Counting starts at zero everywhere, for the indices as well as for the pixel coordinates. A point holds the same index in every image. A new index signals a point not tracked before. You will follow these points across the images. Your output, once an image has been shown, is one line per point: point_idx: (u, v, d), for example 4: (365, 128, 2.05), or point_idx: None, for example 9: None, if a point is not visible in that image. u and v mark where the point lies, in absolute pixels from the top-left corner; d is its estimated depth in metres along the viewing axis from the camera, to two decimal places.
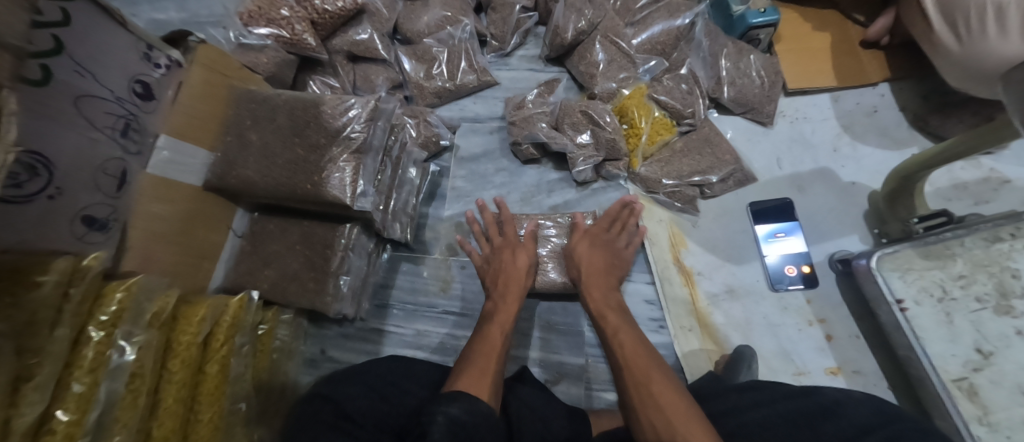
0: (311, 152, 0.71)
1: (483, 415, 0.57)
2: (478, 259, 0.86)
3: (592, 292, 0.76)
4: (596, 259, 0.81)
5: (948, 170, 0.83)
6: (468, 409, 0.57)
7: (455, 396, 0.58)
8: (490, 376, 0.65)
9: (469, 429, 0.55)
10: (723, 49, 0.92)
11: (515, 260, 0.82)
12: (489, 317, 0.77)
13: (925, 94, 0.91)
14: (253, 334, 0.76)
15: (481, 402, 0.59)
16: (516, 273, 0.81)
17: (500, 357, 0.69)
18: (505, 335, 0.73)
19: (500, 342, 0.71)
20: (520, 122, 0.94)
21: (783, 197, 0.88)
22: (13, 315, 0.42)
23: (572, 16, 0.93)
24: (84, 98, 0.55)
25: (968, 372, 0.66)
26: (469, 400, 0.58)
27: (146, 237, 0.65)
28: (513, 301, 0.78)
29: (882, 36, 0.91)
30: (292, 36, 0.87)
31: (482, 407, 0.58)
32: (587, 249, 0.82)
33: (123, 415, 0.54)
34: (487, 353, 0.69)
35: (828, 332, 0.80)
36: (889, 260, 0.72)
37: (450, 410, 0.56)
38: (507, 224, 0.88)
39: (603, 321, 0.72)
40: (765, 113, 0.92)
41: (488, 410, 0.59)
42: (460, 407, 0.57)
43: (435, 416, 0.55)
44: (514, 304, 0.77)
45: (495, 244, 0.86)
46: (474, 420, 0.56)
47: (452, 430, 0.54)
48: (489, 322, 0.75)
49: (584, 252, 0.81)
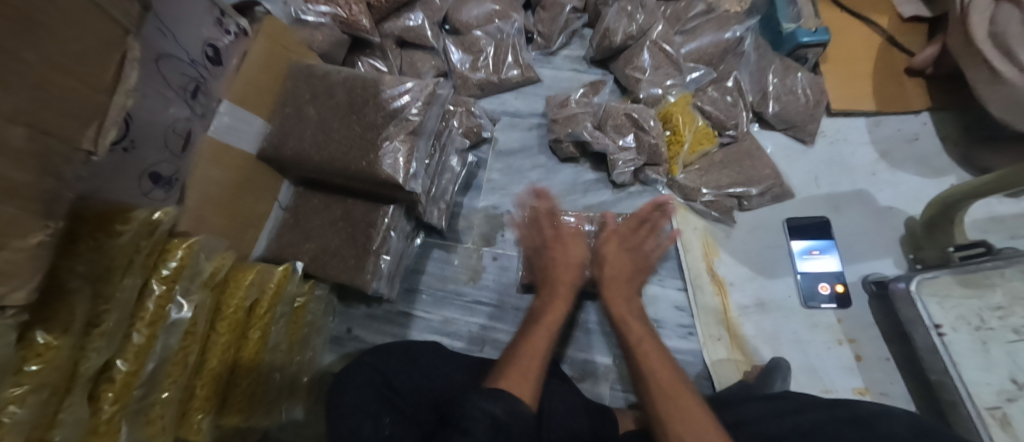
0: (367, 130, 0.72)
1: (522, 416, 0.54)
2: (527, 249, 0.85)
3: (614, 299, 0.76)
4: (622, 262, 0.81)
5: (987, 203, 0.84)
6: (509, 409, 0.54)
7: (495, 393, 0.55)
8: (534, 375, 0.61)
9: (509, 430, 0.52)
10: (771, 65, 0.93)
11: (567, 253, 0.81)
12: (539, 309, 0.75)
13: (968, 126, 0.92)
14: (292, 305, 0.76)
15: (520, 402, 0.55)
16: (567, 270, 0.79)
17: (542, 358, 0.64)
18: (551, 338, 0.69)
19: (543, 345, 0.67)
20: (562, 120, 0.95)
21: (821, 216, 0.89)
22: (96, 259, 0.43)
23: (624, 20, 0.95)
24: (162, 57, 0.56)
25: (1002, 402, 0.66)
26: (510, 400, 0.54)
27: (200, 199, 0.66)
28: (566, 295, 0.77)
29: (927, 66, 0.92)
30: (349, 16, 0.88)
31: (522, 407, 0.55)
32: (614, 250, 0.82)
33: (173, 371, 0.55)
34: (530, 354, 0.64)
35: (857, 352, 0.81)
36: (928, 285, 0.72)
37: (491, 409, 0.53)
38: (557, 216, 0.86)
39: (626, 327, 0.72)
40: (807, 131, 0.93)
41: (526, 410, 0.55)
42: (501, 407, 0.53)
43: (474, 412, 0.52)
44: (564, 303, 0.76)
45: (543, 236, 0.84)
46: (513, 421, 0.53)
47: (494, 429, 0.51)
48: (537, 320, 0.73)
49: (611, 254, 0.81)
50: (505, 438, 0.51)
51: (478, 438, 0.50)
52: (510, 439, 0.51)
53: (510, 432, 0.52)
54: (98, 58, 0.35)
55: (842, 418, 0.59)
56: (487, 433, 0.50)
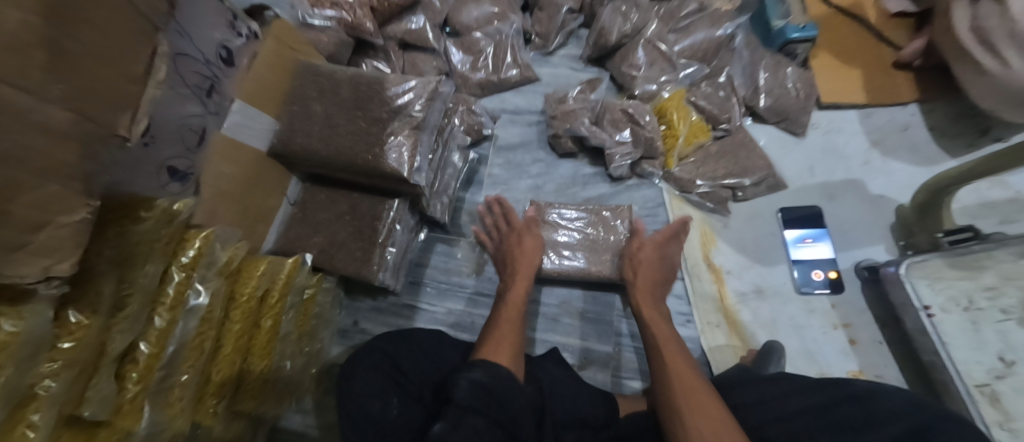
0: (372, 125, 0.75)
1: (505, 378, 0.61)
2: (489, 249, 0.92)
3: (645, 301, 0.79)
4: (650, 272, 0.83)
5: (976, 189, 0.86)
6: (490, 373, 0.61)
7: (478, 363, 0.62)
8: (510, 346, 0.69)
9: (493, 391, 0.59)
10: (763, 60, 0.96)
11: (522, 243, 0.87)
12: (502, 296, 0.82)
13: (956, 116, 0.95)
14: (301, 296, 0.78)
15: (501, 367, 0.62)
16: (524, 255, 0.86)
17: (517, 328, 0.74)
18: (522, 313, 0.78)
19: (517, 315, 0.76)
20: (560, 116, 0.98)
21: (814, 205, 0.92)
22: (121, 245, 0.45)
23: (618, 19, 0.98)
24: (178, 57, 0.59)
25: (991, 379, 0.67)
26: (489, 366, 0.62)
27: (213, 192, 0.69)
28: (524, 277, 0.83)
29: (915, 59, 0.94)
30: (353, 20, 0.90)
31: (504, 370, 0.62)
32: (649, 256, 0.85)
33: (191, 355, 0.57)
34: (507, 325, 0.74)
35: (852, 336, 0.83)
36: (918, 268, 0.74)
37: (472, 375, 0.60)
38: (512, 215, 0.92)
39: (655, 329, 0.74)
40: (799, 123, 0.95)
41: (511, 374, 0.62)
42: (482, 372, 0.60)
43: (459, 380, 0.59)
44: (523, 283, 0.82)
45: (502, 234, 0.91)
46: (497, 384, 0.60)
47: (476, 391, 0.58)
48: (503, 302, 0.80)
49: (647, 259, 0.84)
50: (492, 399, 0.58)
51: (460, 401, 0.56)
52: (494, 398, 0.58)
53: (494, 393, 0.59)
54: (135, 50, 0.38)
55: (836, 395, 0.61)
56: (470, 394, 0.57)
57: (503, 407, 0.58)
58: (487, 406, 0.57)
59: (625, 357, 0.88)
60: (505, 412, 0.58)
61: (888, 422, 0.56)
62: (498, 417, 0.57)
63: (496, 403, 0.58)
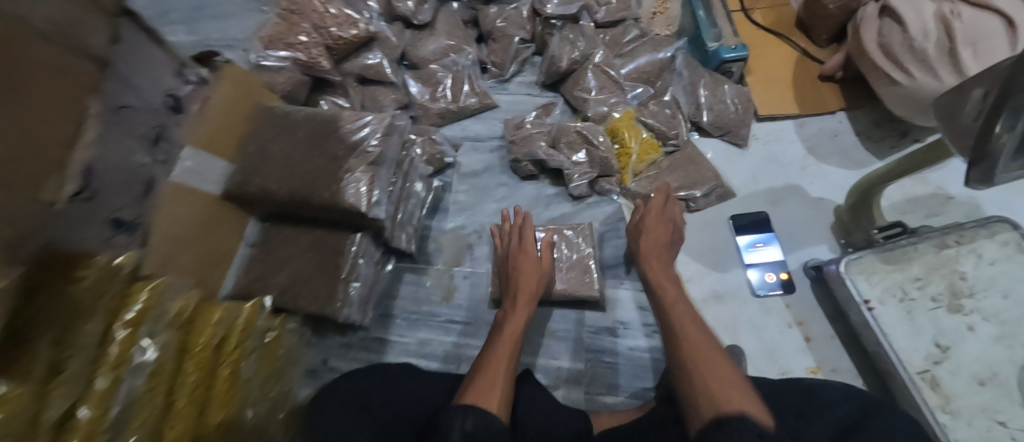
0: (328, 163, 0.76)
1: (498, 430, 0.57)
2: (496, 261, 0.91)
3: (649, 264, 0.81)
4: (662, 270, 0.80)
5: (901, 187, 0.94)
6: (481, 423, 0.57)
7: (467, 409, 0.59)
8: (500, 392, 0.65)
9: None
10: (701, 79, 1.03)
11: (525, 264, 0.85)
12: (500, 324, 0.79)
13: (877, 121, 1.03)
14: (261, 340, 0.78)
15: (491, 414, 0.59)
16: (528, 280, 0.83)
17: (509, 366, 0.70)
18: (515, 344, 0.75)
19: (508, 352, 0.73)
20: (520, 141, 1.01)
21: (760, 211, 0.97)
22: (56, 304, 0.43)
23: (567, 47, 1.04)
24: (123, 109, 0.58)
25: (930, 365, 0.72)
26: (480, 413, 0.58)
27: (165, 240, 0.68)
28: (524, 308, 0.80)
29: (836, 71, 1.03)
30: (309, 59, 0.94)
31: (496, 421, 0.58)
32: (654, 222, 0.87)
33: (140, 414, 0.54)
34: (499, 359, 0.71)
35: (807, 333, 0.87)
36: (855, 264, 0.80)
37: (464, 425, 0.56)
38: (527, 230, 0.90)
39: (662, 293, 0.76)
40: (741, 135, 1.02)
41: (501, 421, 0.59)
42: (473, 421, 0.57)
43: (450, 423, 0.57)
44: (522, 315, 0.79)
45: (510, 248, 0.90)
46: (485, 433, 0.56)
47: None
48: (500, 328, 0.78)
49: (653, 225, 0.86)
50: None
51: None
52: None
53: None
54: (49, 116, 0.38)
55: (789, 391, 0.65)
56: None
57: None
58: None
59: (598, 373, 0.89)
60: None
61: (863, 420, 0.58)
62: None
63: None
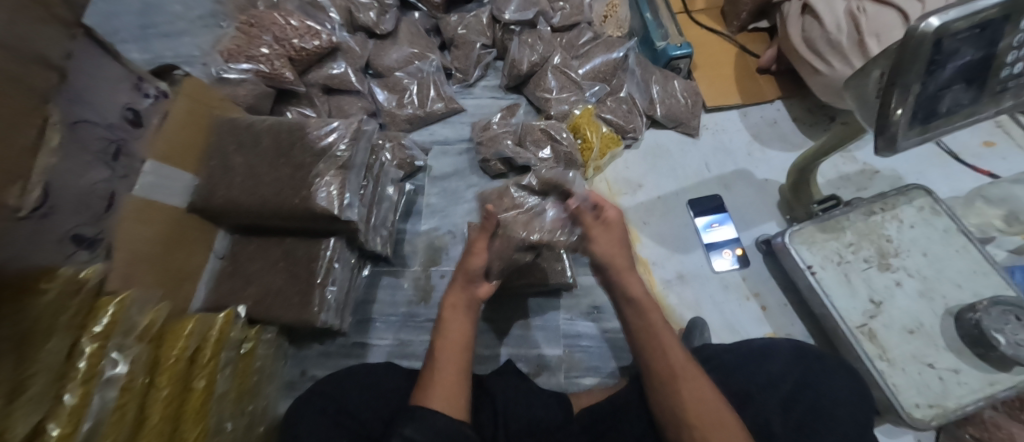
0: (297, 170, 0.77)
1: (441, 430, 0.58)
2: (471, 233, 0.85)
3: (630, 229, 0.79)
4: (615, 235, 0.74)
5: (834, 165, 1.04)
6: (421, 428, 0.58)
7: (409, 416, 0.59)
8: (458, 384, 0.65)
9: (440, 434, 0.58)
10: (652, 76, 1.11)
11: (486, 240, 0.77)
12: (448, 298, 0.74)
13: (810, 108, 1.14)
14: (237, 352, 0.77)
15: (435, 418, 0.59)
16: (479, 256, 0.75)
17: (462, 355, 0.68)
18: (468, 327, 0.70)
19: (460, 337, 0.69)
20: (486, 142, 1.05)
21: (713, 194, 1.05)
22: (18, 322, 0.43)
23: (526, 50, 1.10)
24: (77, 124, 0.58)
25: (867, 319, 0.81)
26: (422, 418, 0.59)
27: (131, 258, 0.67)
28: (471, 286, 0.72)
29: (771, 64, 1.13)
30: (272, 71, 0.94)
31: (440, 421, 0.59)
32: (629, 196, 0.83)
33: (112, 431, 0.54)
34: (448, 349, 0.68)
35: (762, 303, 0.94)
36: (798, 235, 0.88)
37: (404, 432, 0.58)
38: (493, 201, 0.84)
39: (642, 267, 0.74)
40: (691, 126, 1.10)
41: (449, 418, 0.59)
42: (414, 427, 0.58)
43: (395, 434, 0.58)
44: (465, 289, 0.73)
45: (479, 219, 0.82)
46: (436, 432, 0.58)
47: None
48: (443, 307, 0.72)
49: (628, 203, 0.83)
50: None
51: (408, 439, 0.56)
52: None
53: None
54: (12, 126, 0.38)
55: (743, 354, 0.72)
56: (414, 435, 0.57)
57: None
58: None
59: (575, 357, 0.93)
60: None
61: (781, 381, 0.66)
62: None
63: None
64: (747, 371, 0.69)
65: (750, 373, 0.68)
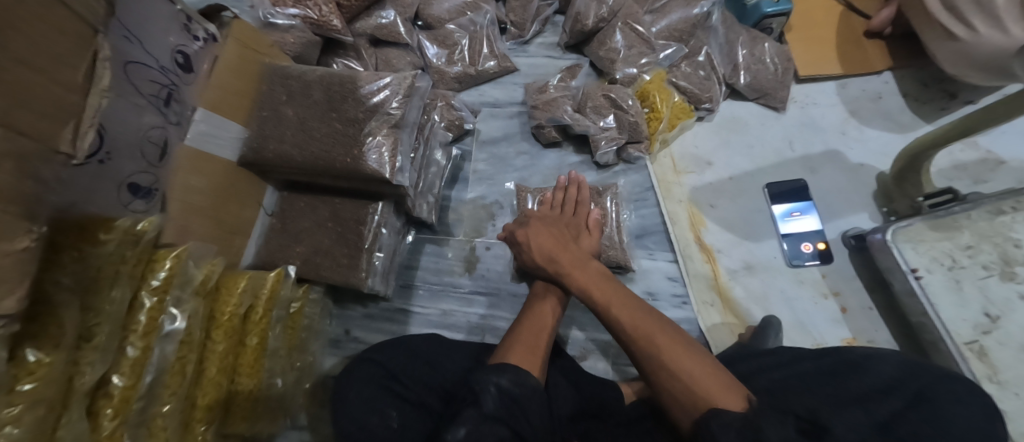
0: (348, 126, 0.72)
1: (532, 388, 0.58)
2: None
3: None
4: None
5: (949, 152, 0.89)
6: (517, 381, 0.57)
7: (505, 367, 0.59)
8: (540, 351, 0.65)
9: (520, 402, 0.56)
10: (739, 37, 0.96)
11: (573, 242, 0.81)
12: (538, 293, 0.76)
13: (925, 82, 0.97)
14: (287, 310, 0.75)
15: (528, 375, 0.59)
16: None
17: (548, 334, 0.68)
18: (555, 314, 0.73)
19: (550, 321, 0.71)
20: (543, 106, 0.95)
21: (798, 178, 0.93)
22: (81, 271, 0.42)
23: (593, 3, 0.95)
24: (132, 65, 0.55)
25: (978, 335, 0.70)
26: (516, 372, 0.58)
27: (185, 209, 0.65)
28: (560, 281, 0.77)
29: (885, 27, 0.96)
30: (319, 17, 0.86)
31: (531, 379, 0.59)
32: None
33: (171, 382, 0.54)
34: (535, 331, 0.68)
35: (842, 304, 0.84)
36: (903, 233, 0.76)
37: (499, 381, 0.57)
38: (580, 203, 0.86)
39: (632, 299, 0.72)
40: (778, 98, 0.96)
41: (537, 382, 0.59)
42: (508, 378, 0.57)
43: (485, 386, 0.57)
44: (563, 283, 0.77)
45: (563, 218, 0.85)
46: (523, 393, 0.57)
47: (503, 400, 0.55)
48: (541, 297, 0.75)
49: None
50: (517, 408, 0.56)
51: (490, 410, 0.54)
52: (519, 409, 0.56)
53: (519, 403, 0.56)
54: (74, 57, 0.35)
55: (825, 368, 0.58)
56: (497, 404, 0.55)
57: (528, 419, 0.55)
58: (512, 416, 0.54)
59: None
60: (528, 425, 0.55)
61: (893, 394, 0.52)
62: (522, 426, 0.54)
63: (523, 413, 0.55)
64: (831, 383, 0.55)
65: (837, 384, 0.54)
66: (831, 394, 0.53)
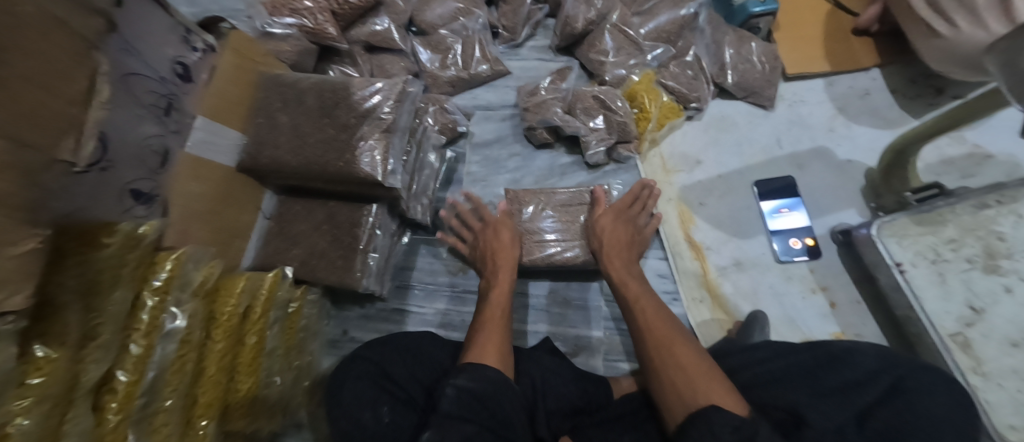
0: (341, 132, 0.74)
1: (496, 384, 0.59)
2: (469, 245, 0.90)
3: (613, 263, 0.78)
4: (616, 233, 0.83)
5: (937, 147, 0.90)
6: (475, 378, 0.58)
7: (464, 367, 0.60)
8: (497, 347, 0.65)
9: (481, 397, 0.57)
10: (726, 37, 0.98)
11: (499, 235, 0.86)
12: (486, 294, 0.78)
13: (913, 77, 0.98)
14: (285, 311, 0.77)
15: (488, 370, 0.60)
16: (502, 248, 0.84)
17: (504, 330, 0.69)
18: (506, 311, 0.73)
19: (501, 314, 0.72)
20: (533, 108, 0.97)
21: (786, 176, 0.94)
22: (83, 273, 0.44)
23: (582, 6, 0.97)
24: (132, 77, 0.57)
25: (962, 328, 0.71)
26: (474, 369, 0.59)
27: (186, 214, 0.68)
28: (506, 271, 0.80)
29: (872, 24, 0.97)
30: (315, 26, 0.89)
31: (490, 372, 0.60)
32: (610, 223, 0.84)
33: (173, 379, 0.57)
34: (485, 329, 0.70)
35: (831, 299, 0.85)
36: (888, 227, 0.77)
37: (458, 382, 0.58)
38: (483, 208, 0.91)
39: (625, 289, 0.73)
40: (766, 97, 0.98)
41: (501, 377, 0.60)
42: (468, 377, 0.58)
43: (444, 388, 0.57)
44: (509, 279, 0.79)
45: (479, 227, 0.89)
46: (486, 391, 0.58)
47: (463, 399, 0.56)
48: (485, 302, 0.76)
49: (608, 224, 0.83)
50: (480, 405, 0.56)
51: (447, 411, 0.54)
52: (483, 404, 0.56)
53: (481, 399, 0.57)
54: (71, 72, 0.37)
55: (810, 361, 0.59)
56: (455, 404, 0.55)
57: (495, 413, 0.56)
58: (477, 412, 0.55)
59: (615, 340, 0.89)
60: (497, 419, 0.56)
61: (869, 386, 0.53)
62: (489, 421, 0.55)
63: (487, 410, 0.56)
64: (810, 378, 0.56)
65: (818, 378, 0.56)
66: (807, 386, 0.54)
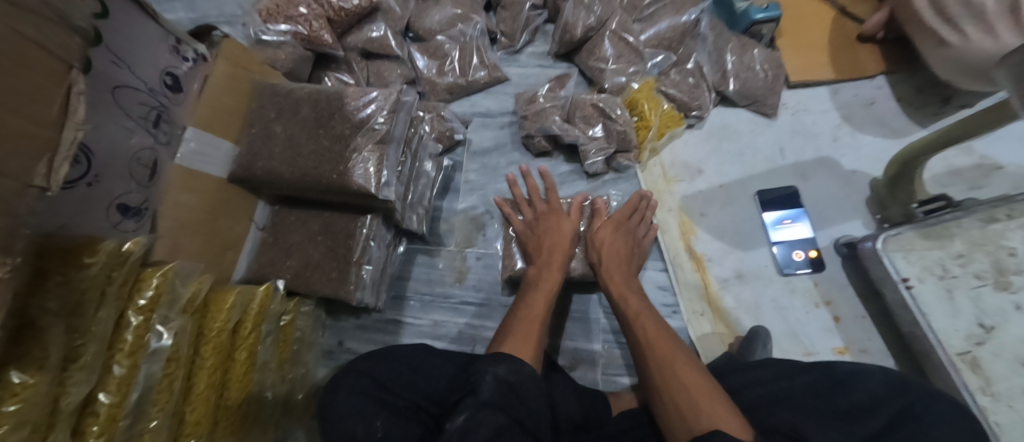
0: (334, 143, 0.73)
1: (529, 376, 0.57)
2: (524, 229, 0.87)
3: (612, 278, 0.76)
4: (615, 247, 0.81)
5: (944, 157, 0.88)
6: (514, 370, 0.57)
7: (502, 358, 0.58)
8: (534, 341, 0.64)
9: (516, 388, 0.55)
10: (728, 44, 0.96)
11: (559, 228, 0.83)
12: (531, 284, 0.76)
13: (920, 86, 0.96)
14: (277, 324, 0.76)
15: (526, 364, 0.58)
16: (561, 241, 0.81)
17: (543, 325, 0.68)
18: (548, 302, 0.72)
19: (542, 309, 0.70)
20: (532, 116, 0.96)
21: (789, 186, 0.92)
22: (67, 294, 0.43)
23: (581, 13, 0.95)
24: (120, 89, 0.56)
25: (971, 346, 0.69)
26: (513, 362, 0.58)
27: (176, 227, 0.66)
28: (560, 261, 0.78)
29: (878, 32, 0.95)
30: (310, 33, 0.88)
31: (527, 367, 0.58)
32: (609, 235, 0.82)
33: (160, 398, 0.55)
34: (528, 319, 0.68)
35: (835, 313, 0.83)
36: (893, 241, 0.75)
37: (497, 371, 0.56)
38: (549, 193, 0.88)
39: (625, 305, 0.71)
40: (768, 105, 0.96)
41: (534, 372, 0.58)
42: (506, 368, 0.56)
43: (483, 376, 0.55)
44: (557, 273, 0.77)
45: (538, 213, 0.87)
46: (520, 381, 0.56)
47: (501, 389, 0.54)
48: (534, 288, 0.74)
49: (607, 237, 0.81)
50: (513, 396, 0.54)
51: (488, 397, 0.52)
52: (517, 396, 0.54)
53: (517, 390, 0.55)
54: (44, 92, 0.35)
55: (817, 382, 0.57)
56: (495, 393, 0.53)
57: (525, 405, 0.54)
58: (511, 404, 0.53)
59: (614, 353, 0.88)
60: (529, 413, 0.54)
61: (877, 410, 0.51)
62: (520, 412, 0.53)
63: (520, 401, 0.54)
64: (817, 400, 0.54)
65: (825, 401, 0.54)
66: (813, 409, 0.53)
